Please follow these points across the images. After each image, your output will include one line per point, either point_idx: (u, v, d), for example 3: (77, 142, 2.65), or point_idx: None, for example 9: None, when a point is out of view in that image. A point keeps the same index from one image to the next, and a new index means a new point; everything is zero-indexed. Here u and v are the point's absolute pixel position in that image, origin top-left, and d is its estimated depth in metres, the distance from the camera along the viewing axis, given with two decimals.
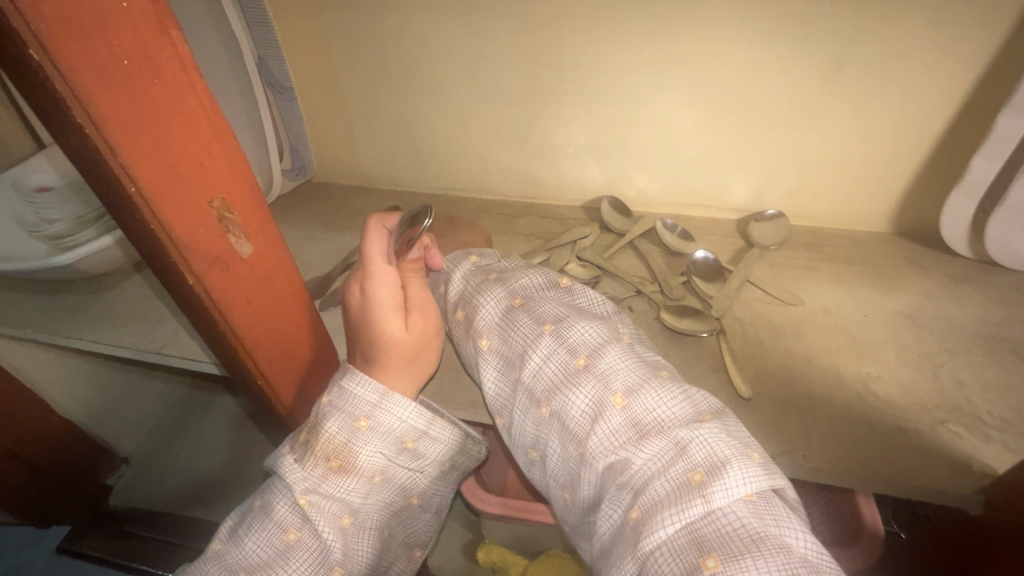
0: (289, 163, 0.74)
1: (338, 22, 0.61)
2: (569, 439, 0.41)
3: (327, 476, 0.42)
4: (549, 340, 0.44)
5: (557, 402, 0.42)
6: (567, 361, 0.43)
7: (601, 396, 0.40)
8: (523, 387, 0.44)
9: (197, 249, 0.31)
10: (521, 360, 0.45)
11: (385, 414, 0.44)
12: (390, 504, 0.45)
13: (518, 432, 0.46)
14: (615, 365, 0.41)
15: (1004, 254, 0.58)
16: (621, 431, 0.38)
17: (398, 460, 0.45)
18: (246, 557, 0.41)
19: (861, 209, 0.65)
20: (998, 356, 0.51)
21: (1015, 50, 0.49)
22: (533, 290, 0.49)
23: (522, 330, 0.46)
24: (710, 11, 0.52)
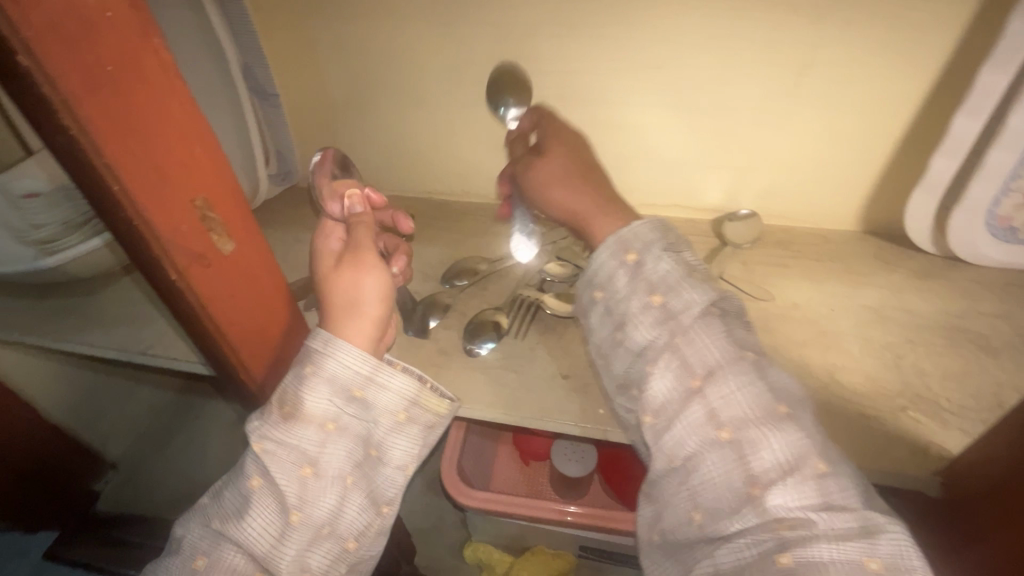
0: (274, 169, 0.76)
1: (321, 30, 0.62)
2: (739, 466, 0.37)
3: (277, 423, 0.42)
4: (748, 368, 0.40)
5: (748, 433, 0.37)
6: (771, 400, 0.38)
7: (797, 449, 0.37)
8: (704, 401, 0.39)
9: (180, 246, 0.32)
10: (709, 373, 0.40)
11: (331, 361, 0.43)
12: (347, 455, 0.43)
13: (664, 438, 0.40)
14: (803, 416, 0.39)
15: (964, 250, 0.60)
16: (820, 490, 0.36)
17: (348, 409, 0.43)
18: (221, 507, 0.42)
19: (830, 208, 0.67)
20: (958, 346, 0.53)
21: (969, 55, 0.51)
22: (700, 284, 0.42)
23: (708, 341, 0.41)
24: (680, 19, 0.54)
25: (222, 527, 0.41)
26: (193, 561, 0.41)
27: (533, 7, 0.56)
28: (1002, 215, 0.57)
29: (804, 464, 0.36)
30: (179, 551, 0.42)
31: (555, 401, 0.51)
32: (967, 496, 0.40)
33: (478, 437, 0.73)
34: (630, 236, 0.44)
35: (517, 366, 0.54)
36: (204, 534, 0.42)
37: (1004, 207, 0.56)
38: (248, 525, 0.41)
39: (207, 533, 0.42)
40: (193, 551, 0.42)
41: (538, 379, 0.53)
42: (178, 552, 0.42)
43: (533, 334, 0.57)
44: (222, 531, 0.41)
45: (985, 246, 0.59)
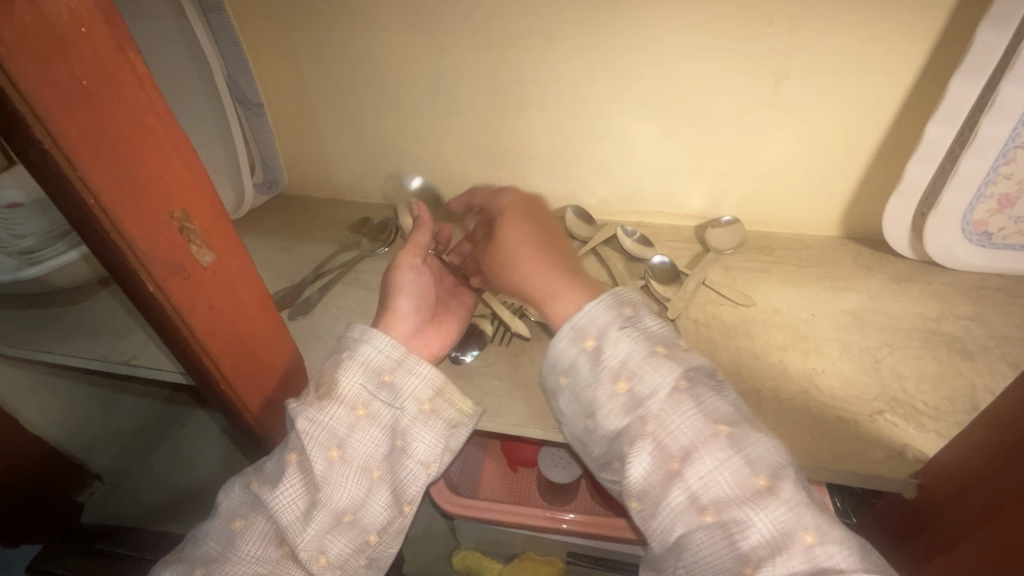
0: (260, 176, 0.75)
1: (306, 40, 0.62)
2: (725, 542, 0.38)
3: (312, 401, 0.44)
4: (723, 444, 0.39)
5: (730, 512, 0.38)
6: (748, 476, 0.38)
7: (783, 526, 0.37)
8: (683, 483, 0.39)
9: (158, 258, 0.32)
10: (686, 455, 0.40)
11: (367, 347, 0.47)
12: (374, 442, 0.45)
13: (652, 522, 0.40)
14: (786, 486, 0.38)
15: (941, 254, 0.61)
16: (804, 563, 0.36)
17: (378, 395, 0.46)
18: (258, 476, 0.44)
19: (810, 214, 0.68)
20: (935, 349, 0.54)
21: (939, 65, 0.53)
22: (663, 359, 0.42)
23: (680, 420, 0.41)
24: (659, 29, 0.55)
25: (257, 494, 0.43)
26: (230, 523, 0.43)
27: (515, 18, 0.56)
28: (976, 220, 0.58)
29: (790, 540, 0.37)
30: (218, 514, 0.44)
31: (539, 408, 0.51)
32: (942, 497, 0.41)
33: (463, 445, 0.73)
34: (584, 320, 0.45)
35: (501, 373, 0.54)
36: (243, 499, 0.44)
37: (978, 213, 0.57)
38: (278, 497, 0.42)
39: (245, 500, 0.44)
40: (231, 514, 0.44)
41: (522, 386, 0.53)
42: (217, 515, 0.44)
43: (517, 341, 0.57)
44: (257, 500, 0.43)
45: (960, 251, 0.61)
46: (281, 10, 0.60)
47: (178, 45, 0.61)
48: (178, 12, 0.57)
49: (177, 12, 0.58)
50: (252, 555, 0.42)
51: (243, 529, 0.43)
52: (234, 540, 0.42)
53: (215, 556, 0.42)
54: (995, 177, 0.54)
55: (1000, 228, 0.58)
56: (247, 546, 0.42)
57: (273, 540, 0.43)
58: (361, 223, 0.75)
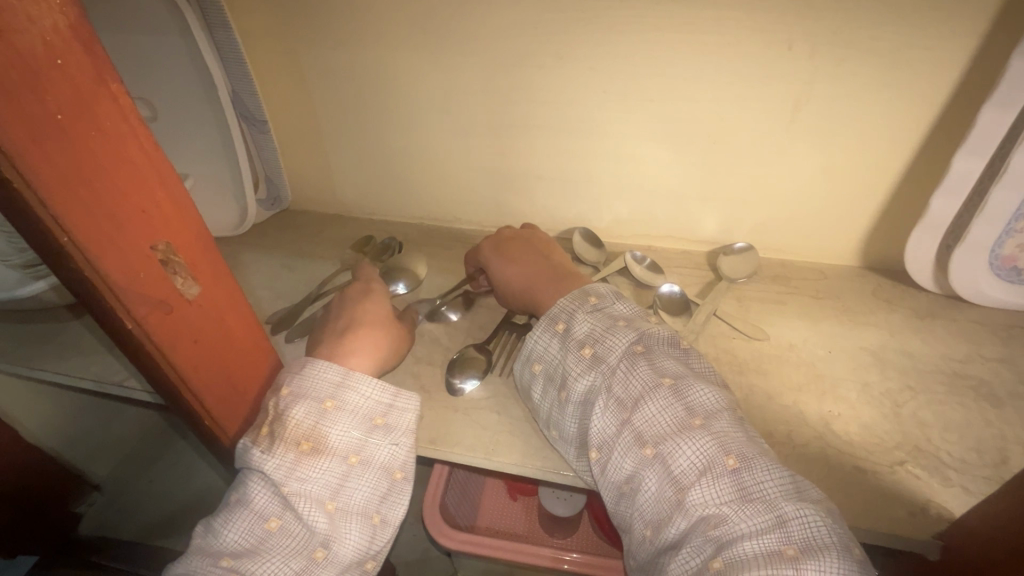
0: (264, 193, 0.74)
1: (311, 57, 0.61)
2: (663, 476, 0.39)
3: (299, 459, 0.41)
4: (665, 393, 0.42)
5: (668, 444, 0.40)
6: (683, 415, 0.41)
7: (709, 452, 0.39)
8: (631, 427, 0.42)
9: (138, 294, 0.31)
10: (636, 404, 0.43)
11: (353, 394, 0.45)
12: (372, 487, 0.43)
13: (608, 469, 0.42)
14: (718, 423, 0.40)
15: (968, 290, 0.58)
16: (732, 481, 0.37)
17: (372, 438, 0.45)
18: (227, 545, 0.40)
19: (828, 243, 0.65)
20: (961, 395, 0.51)
21: (968, 94, 0.50)
22: (624, 329, 0.47)
23: (635, 375, 0.44)
24: (672, 52, 0.53)
25: (231, 564, 0.38)
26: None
27: (523, 38, 0.55)
28: (1005, 255, 0.55)
29: (716, 462, 0.38)
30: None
31: (538, 446, 0.49)
32: (967, 565, 0.38)
33: (463, 474, 0.70)
34: (559, 311, 0.50)
35: (499, 406, 0.52)
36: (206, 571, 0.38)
37: (1007, 247, 0.54)
38: (270, 559, 0.39)
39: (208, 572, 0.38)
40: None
41: (521, 421, 0.51)
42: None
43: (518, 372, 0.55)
44: (232, 568, 0.38)
45: (989, 287, 0.57)
46: (287, 26, 0.59)
47: (184, 60, 0.60)
48: (183, 29, 0.57)
49: (181, 28, 0.57)
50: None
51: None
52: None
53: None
54: None
55: None
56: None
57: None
58: (365, 240, 0.73)
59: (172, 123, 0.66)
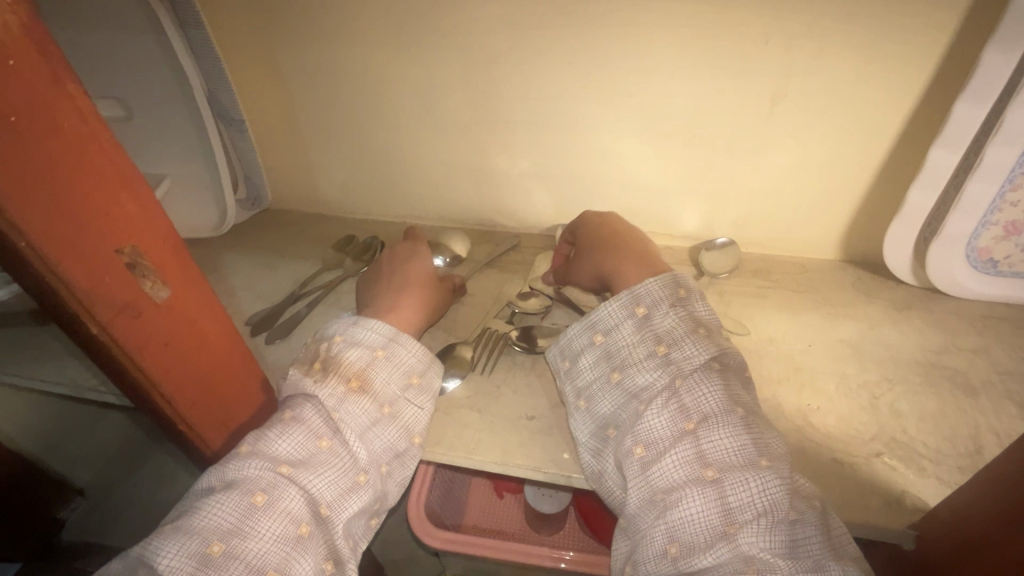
0: (243, 193, 0.74)
1: (288, 54, 0.61)
2: (719, 503, 0.39)
3: (348, 395, 0.44)
4: (739, 423, 0.41)
5: (734, 474, 0.39)
6: (753, 450, 0.40)
7: (775, 496, 0.38)
8: (694, 442, 0.41)
9: (104, 297, 0.30)
10: (704, 419, 0.42)
11: (401, 349, 0.48)
12: (394, 441, 0.46)
13: (651, 470, 0.41)
14: (783, 468, 0.40)
15: (945, 282, 0.59)
16: (789, 533, 0.38)
17: (407, 395, 0.48)
18: (282, 454, 0.41)
19: (808, 237, 0.66)
20: (938, 385, 0.51)
21: (943, 88, 0.50)
22: (705, 340, 0.45)
23: (707, 393, 0.43)
24: (652, 47, 0.53)
25: (289, 472, 0.40)
26: (250, 497, 0.39)
27: (503, 34, 0.55)
28: (981, 247, 0.55)
29: (779, 508, 0.38)
30: (231, 487, 0.39)
31: (519, 443, 0.49)
32: (938, 555, 0.38)
33: (449, 472, 0.70)
34: (640, 291, 0.48)
35: (481, 405, 0.52)
36: (263, 471, 0.40)
37: (983, 240, 0.55)
38: (320, 476, 0.42)
39: (266, 473, 0.40)
40: (252, 485, 0.39)
41: (503, 418, 0.51)
42: (231, 488, 0.39)
43: (500, 370, 0.55)
44: (288, 475, 0.40)
45: (966, 279, 0.58)
46: (262, 23, 0.58)
47: (157, 58, 0.59)
48: (156, 27, 0.56)
49: (153, 25, 0.56)
50: (274, 532, 0.39)
51: (268, 504, 0.39)
52: (256, 514, 0.38)
53: (231, 530, 0.38)
54: (1002, 204, 0.52)
55: (1006, 255, 0.56)
56: (267, 524, 0.38)
57: (296, 516, 0.40)
58: (345, 241, 0.72)
59: (149, 124, 0.65)
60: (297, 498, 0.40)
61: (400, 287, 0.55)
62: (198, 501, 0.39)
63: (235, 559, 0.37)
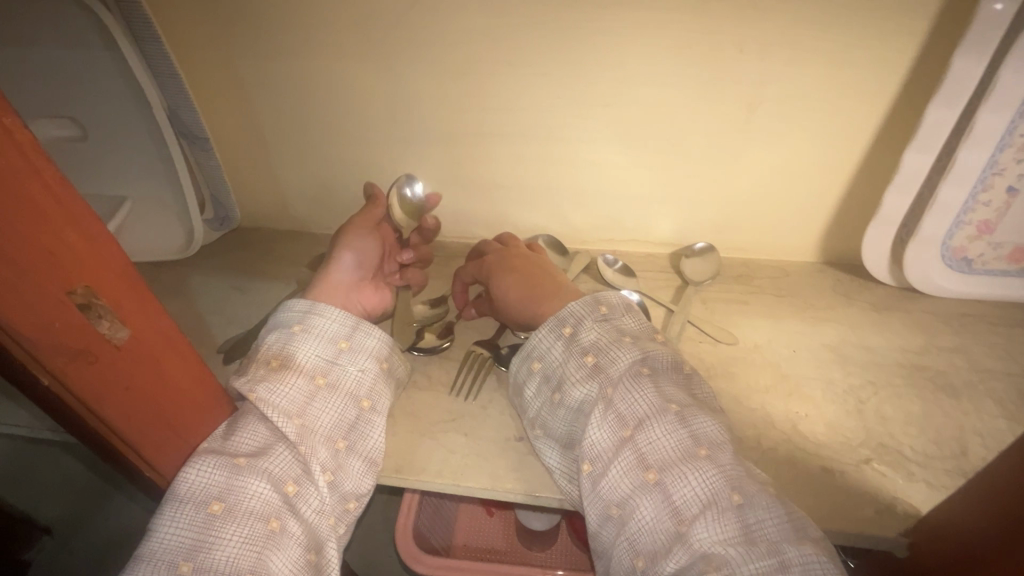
0: (211, 213, 0.70)
1: (253, 68, 0.58)
2: (665, 505, 0.38)
3: (268, 373, 0.44)
4: (672, 419, 0.41)
5: (674, 470, 0.39)
6: (689, 444, 0.40)
7: (714, 485, 0.38)
8: (634, 448, 0.41)
9: (52, 342, 0.28)
10: (639, 424, 0.41)
11: (317, 319, 0.47)
12: (341, 411, 0.45)
13: (601, 485, 0.41)
14: (723, 455, 0.40)
15: (922, 282, 0.59)
16: (739, 516, 0.37)
17: (339, 363, 0.47)
18: (238, 447, 0.41)
19: (787, 241, 0.66)
20: (920, 387, 0.52)
21: (914, 93, 0.51)
22: (631, 345, 0.45)
23: (639, 395, 0.42)
24: (626, 56, 0.52)
25: (244, 462, 0.40)
26: (206, 507, 0.38)
27: (476, 45, 0.53)
28: (956, 247, 0.56)
29: (721, 496, 0.37)
30: (182, 499, 0.38)
31: (508, 466, 0.47)
32: (932, 562, 0.39)
33: (436, 497, 0.68)
34: (562, 313, 0.48)
35: (467, 428, 0.50)
36: (215, 473, 0.39)
37: (957, 239, 0.56)
38: (276, 459, 0.41)
39: (220, 474, 0.39)
40: (205, 496, 0.38)
41: (491, 440, 0.49)
42: (183, 499, 0.38)
43: (486, 392, 0.53)
44: (246, 465, 0.40)
45: (941, 279, 0.59)
46: (225, 36, 0.56)
47: (112, 75, 0.56)
48: (110, 44, 0.53)
49: (107, 41, 0.53)
50: (242, 535, 0.37)
51: (228, 511, 0.38)
52: (218, 522, 0.37)
53: (194, 546, 0.37)
54: (975, 204, 0.53)
55: (980, 254, 0.57)
56: (233, 529, 0.37)
57: (262, 513, 0.39)
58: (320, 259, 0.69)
59: (105, 144, 0.61)
60: (257, 491, 0.39)
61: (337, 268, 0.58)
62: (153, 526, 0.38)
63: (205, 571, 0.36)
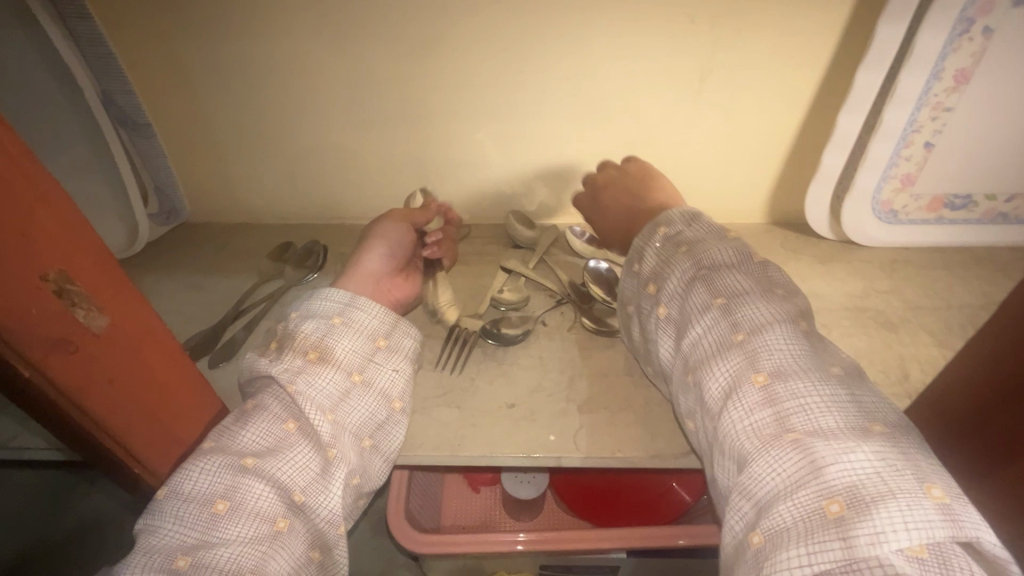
0: (155, 206, 0.67)
1: (195, 48, 0.55)
2: (771, 409, 0.36)
3: (307, 366, 0.43)
4: (712, 315, 0.42)
5: (790, 378, 0.37)
6: (726, 334, 0.41)
7: (737, 373, 0.39)
8: (683, 354, 0.43)
9: (26, 331, 0.26)
10: (686, 328, 0.44)
11: (357, 312, 0.47)
12: (372, 410, 0.44)
13: (674, 397, 0.45)
14: (764, 344, 0.39)
15: (858, 234, 0.65)
16: (868, 438, 0.34)
17: (376, 359, 0.46)
18: (246, 446, 0.39)
19: (738, 205, 0.70)
20: (864, 325, 0.57)
21: (844, 58, 0.56)
22: (684, 258, 0.47)
23: (690, 300, 0.45)
24: (586, 27, 0.53)
25: (252, 464, 0.38)
26: (210, 505, 0.36)
27: (435, 19, 0.53)
28: (884, 200, 0.63)
29: (747, 383, 0.38)
30: (184, 496, 0.36)
31: (503, 432, 0.48)
32: None
33: (421, 475, 0.69)
34: (691, 238, 0.49)
35: (458, 400, 0.50)
36: (222, 472, 0.37)
37: (885, 193, 0.62)
38: (286, 462, 0.39)
39: (224, 474, 0.37)
40: (208, 495, 0.36)
41: (483, 410, 0.49)
42: (184, 497, 0.36)
43: (472, 364, 0.53)
44: (253, 467, 0.38)
45: (874, 229, 0.65)
46: (161, 13, 0.52)
47: (30, 58, 0.51)
48: (26, 21, 0.48)
49: (23, 19, 0.48)
50: (245, 535, 0.36)
51: (231, 510, 0.36)
52: (220, 521, 0.36)
53: (197, 543, 0.35)
54: (899, 159, 0.59)
55: (904, 206, 0.63)
56: (237, 527, 0.36)
57: (267, 514, 0.37)
58: (282, 248, 0.67)
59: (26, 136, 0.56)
60: (263, 493, 0.37)
61: (375, 252, 0.55)
62: (152, 518, 0.36)
63: (205, 570, 0.34)
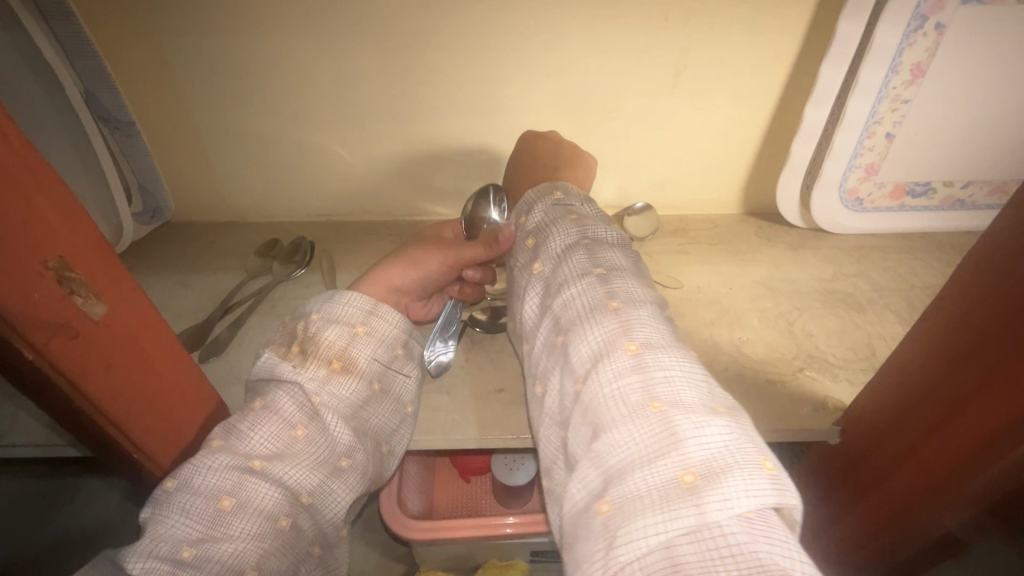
0: (138, 204, 0.67)
1: (179, 46, 0.55)
2: (638, 376, 0.34)
3: (331, 376, 0.43)
4: (590, 281, 0.41)
5: (657, 349, 0.35)
6: (601, 300, 0.40)
7: (608, 336, 0.37)
8: (552, 314, 0.42)
9: (27, 317, 0.27)
10: (560, 289, 0.42)
11: (377, 319, 0.47)
12: (388, 416, 0.45)
13: (534, 359, 0.43)
14: (634, 314, 0.38)
15: (826, 221, 0.68)
16: (716, 410, 0.33)
17: (392, 366, 0.47)
18: (254, 448, 0.39)
19: (714, 196, 0.73)
20: (834, 307, 0.60)
21: (809, 53, 0.59)
22: (569, 224, 0.47)
23: (570, 263, 0.43)
24: (565, 24, 0.55)
25: (261, 466, 0.39)
26: (216, 501, 0.37)
27: (417, 16, 0.54)
28: (850, 188, 0.66)
29: (617, 347, 0.36)
30: (193, 490, 0.37)
31: (493, 416, 0.49)
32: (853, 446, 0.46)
33: (412, 466, 0.70)
34: (581, 213, 0.49)
35: (449, 387, 0.52)
36: (231, 471, 0.38)
37: (851, 182, 0.65)
38: (295, 465, 0.40)
39: (233, 474, 0.38)
40: (216, 491, 0.37)
41: (473, 396, 0.51)
42: (192, 491, 0.37)
43: (461, 353, 0.55)
44: (262, 470, 0.39)
45: (841, 217, 0.68)
46: (144, 11, 0.52)
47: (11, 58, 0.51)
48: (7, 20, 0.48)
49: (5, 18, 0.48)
50: (249, 532, 0.37)
51: (237, 507, 0.37)
52: (225, 518, 0.37)
53: (202, 537, 0.36)
54: (863, 149, 0.62)
55: (869, 194, 0.67)
56: (241, 524, 0.37)
57: (271, 512, 0.38)
58: (268, 246, 0.68)
59: None
60: (270, 493, 0.38)
61: (403, 271, 0.52)
62: (157, 509, 0.37)
63: (210, 562, 0.36)
